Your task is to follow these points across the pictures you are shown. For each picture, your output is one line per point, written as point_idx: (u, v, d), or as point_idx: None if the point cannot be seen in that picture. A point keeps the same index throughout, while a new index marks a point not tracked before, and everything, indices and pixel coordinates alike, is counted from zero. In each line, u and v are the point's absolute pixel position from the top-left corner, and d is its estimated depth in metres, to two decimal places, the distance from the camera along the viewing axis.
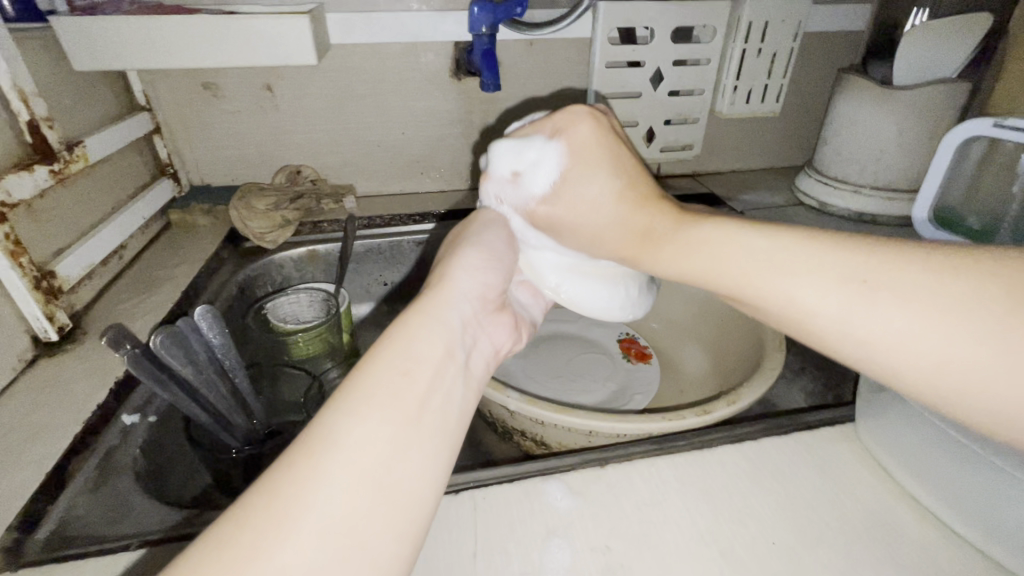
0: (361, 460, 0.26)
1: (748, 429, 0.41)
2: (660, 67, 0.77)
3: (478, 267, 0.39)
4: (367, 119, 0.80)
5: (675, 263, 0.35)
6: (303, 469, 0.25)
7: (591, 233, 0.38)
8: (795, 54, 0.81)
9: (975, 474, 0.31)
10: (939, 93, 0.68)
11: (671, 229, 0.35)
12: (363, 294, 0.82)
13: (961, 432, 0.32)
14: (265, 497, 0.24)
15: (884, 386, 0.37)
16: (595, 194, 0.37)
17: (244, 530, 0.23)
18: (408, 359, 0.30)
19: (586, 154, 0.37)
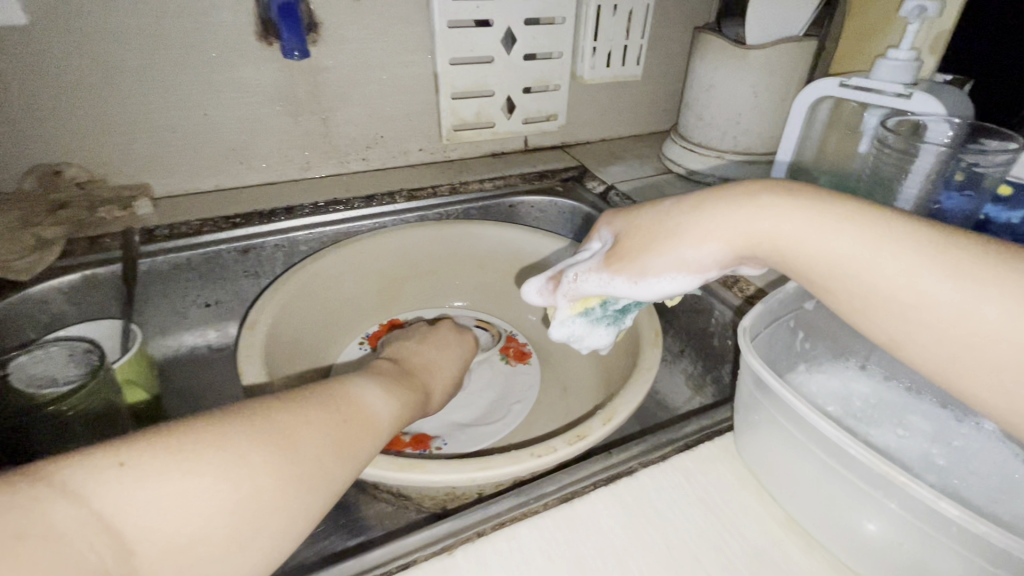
0: (374, 420, 0.35)
1: (622, 460, 0.35)
2: (510, 27, 0.68)
3: (446, 363, 0.51)
4: (150, 97, 0.61)
5: (818, 246, 0.26)
6: (343, 400, 0.34)
7: (691, 235, 0.30)
8: (652, 12, 0.75)
9: (853, 506, 0.28)
10: (788, 52, 0.66)
11: (774, 212, 0.28)
12: (178, 321, 0.65)
13: (838, 461, 0.28)
14: (341, 401, 0.34)
15: (757, 402, 0.32)
16: (669, 215, 0.32)
17: (329, 413, 0.32)
18: (411, 396, 0.41)
19: (630, 211, 0.36)
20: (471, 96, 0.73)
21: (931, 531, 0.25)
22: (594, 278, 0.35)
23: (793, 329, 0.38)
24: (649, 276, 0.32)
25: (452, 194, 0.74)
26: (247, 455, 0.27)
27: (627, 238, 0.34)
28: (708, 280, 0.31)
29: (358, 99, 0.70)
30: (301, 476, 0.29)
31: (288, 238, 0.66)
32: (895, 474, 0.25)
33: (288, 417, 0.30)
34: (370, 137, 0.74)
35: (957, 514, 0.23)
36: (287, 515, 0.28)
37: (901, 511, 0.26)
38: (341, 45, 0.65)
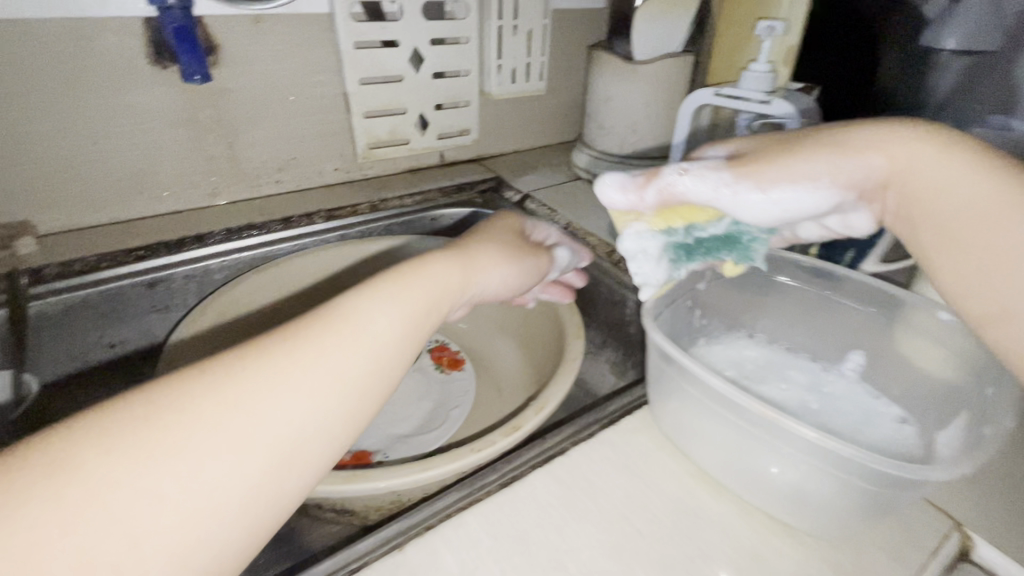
0: (366, 355, 0.29)
1: (555, 442, 0.38)
2: (417, 47, 0.70)
3: (500, 259, 0.42)
4: (29, 124, 0.57)
5: (957, 186, 0.32)
6: (335, 320, 0.29)
7: (838, 150, 0.34)
8: (550, 32, 0.80)
9: (744, 446, 0.33)
10: (672, 67, 0.74)
11: (936, 154, 0.33)
12: (73, 365, 0.59)
13: (729, 411, 0.33)
14: (274, 339, 0.28)
15: (662, 373, 0.37)
16: (832, 131, 0.35)
17: (234, 364, 0.26)
18: (444, 292, 0.35)
19: (762, 140, 0.39)
20: (383, 115, 0.74)
21: (806, 457, 0.30)
22: (707, 177, 0.36)
23: (691, 307, 0.44)
24: (781, 182, 0.35)
25: (372, 212, 0.74)
26: (122, 469, 0.21)
27: (760, 152, 0.37)
28: (832, 197, 0.35)
29: (266, 121, 0.69)
30: (168, 449, 0.22)
31: (202, 267, 0.63)
32: (769, 413, 0.30)
33: (199, 393, 0.24)
34: (281, 159, 0.73)
35: (814, 436, 0.29)
36: (207, 523, 0.22)
37: (776, 442, 0.31)
38: (243, 67, 0.64)
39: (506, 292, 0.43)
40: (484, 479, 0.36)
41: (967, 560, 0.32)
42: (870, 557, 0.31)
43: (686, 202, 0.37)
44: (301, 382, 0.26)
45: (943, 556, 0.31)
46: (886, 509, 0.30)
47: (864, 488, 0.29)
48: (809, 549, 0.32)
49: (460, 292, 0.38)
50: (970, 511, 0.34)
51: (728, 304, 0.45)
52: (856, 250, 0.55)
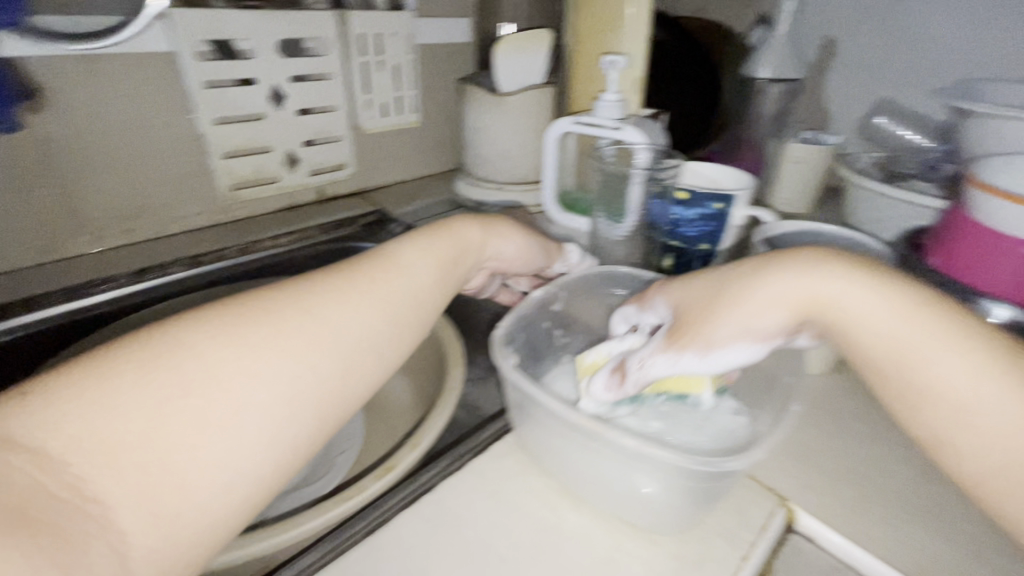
0: (405, 292, 0.38)
1: (425, 479, 0.38)
2: (277, 84, 0.69)
3: (514, 231, 0.51)
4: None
5: (880, 324, 0.32)
6: (381, 263, 0.38)
7: (754, 306, 0.34)
8: (417, 67, 0.82)
9: (590, 458, 0.35)
10: (535, 98, 0.79)
11: (847, 290, 0.33)
12: None
13: (571, 427, 0.35)
14: (341, 275, 0.36)
15: (517, 396, 0.38)
16: (755, 283, 0.34)
17: (314, 290, 0.34)
18: (462, 250, 0.45)
19: (691, 287, 0.39)
20: (245, 154, 0.71)
21: (636, 462, 0.33)
22: (661, 360, 0.37)
23: (550, 327, 0.49)
24: (717, 348, 0.35)
25: (242, 255, 0.70)
26: (224, 355, 0.28)
27: (693, 314, 0.37)
28: (767, 347, 0.35)
29: (109, 167, 0.63)
30: (272, 341, 0.30)
31: (74, 321, 0.58)
32: (598, 428, 0.32)
33: (286, 304, 0.32)
34: (133, 206, 0.67)
35: (634, 444, 0.31)
36: (282, 406, 0.29)
37: (608, 450, 0.33)
38: (73, 111, 0.59)
39: (517, 260, 0.52)
40: (349, 528, 0.35)
41: (792, 530, 0.37)
42: (709, 543, 0.34)
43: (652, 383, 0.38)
44: (360, 308, 0.35)
45: (772, 531, 0.35)
46: (710, 498, 0.33)
47: (687, 485, 0.32)
48: (658, 546, 0.34)
49: (478, 253, 0.48)
50: (794, 486, 0.38)
51: (586, 314, 0.52)
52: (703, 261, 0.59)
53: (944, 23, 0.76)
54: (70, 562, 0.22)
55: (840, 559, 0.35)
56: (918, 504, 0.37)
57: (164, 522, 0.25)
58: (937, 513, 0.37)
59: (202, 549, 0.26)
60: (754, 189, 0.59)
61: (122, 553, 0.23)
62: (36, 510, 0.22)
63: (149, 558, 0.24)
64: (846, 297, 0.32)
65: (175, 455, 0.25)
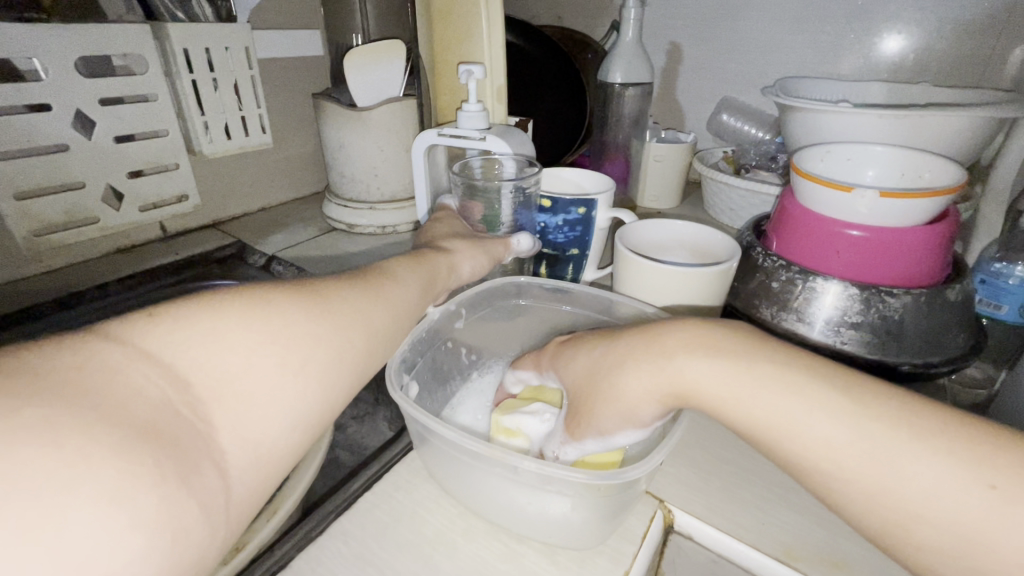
0: (411, 299, 0.38)
1: (281, 553, 0.33)
2: (81, 109, 0.59)
3: (484, 248, 0.50)
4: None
5: (741, 397, 0.30)
6: (398, 269, 0.39)
7: (629, 396, 0.33)
8: (259, 83, 0.74)
9: (486, 480, 0.33)
10: (399, 110, 0.75)
11: (705, 366, 0.31)
12: None
13: (467, 455, 0.32)
14: (371, 274, 0.37)
15: (414, 428, 0.35)
16: (628, 382, 0.33)
17: (355, 282, 0.35)
18: (439, 277, 0.43)
19: (577, 364, 0.38)
20: (48, 194, 0.59)
21: (534, 481, 0.31)
22: (570, 447, 0.37)
23: (454, 347, 0.47)
24: (610, 435, 0.35)
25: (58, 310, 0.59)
26: (292, 319, 0.29)
27: (580, 398, 0.36)
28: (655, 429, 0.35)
29: None
30: (328, 315, 0.31)
31: None
32: (497, 453, 0.31)
33: (337, 287, 0.33)
34: None
35: (535, 466, 0.30)
36: (334, 376, 0.30)
37: (500, 470, 0.32)
38: None
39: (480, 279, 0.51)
40: None
41: (673, 531, 0.37)
42: (590, 565, 0.32)
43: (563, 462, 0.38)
44: (394, 303, 0.36)
45: (651, 538, 0.34)
46: (618, 510, 0.32)
47: (593, 499, 0.31)
48: None
49: (450, 283, 0.45)
50: (673, 485, 0.38)
51: (489, 327, 0.50)
52: (575, 264, 0.61)
53: (763, 29, 0.84)
54: (188, 468, 0.22)
55: (717, 552, 0.35)
56: (785, 479, 0.39)
57: (253, 447, 0.25)
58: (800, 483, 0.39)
59: (268, 488, 0.27)
60: (615, 191, 0.61)
61: (223, 470, 0.24)
62: (162, 418, 0.22)
63: (234, 490, 0.24)
64: (703, 376, 0.31)
65: (260, 397, 0.26)
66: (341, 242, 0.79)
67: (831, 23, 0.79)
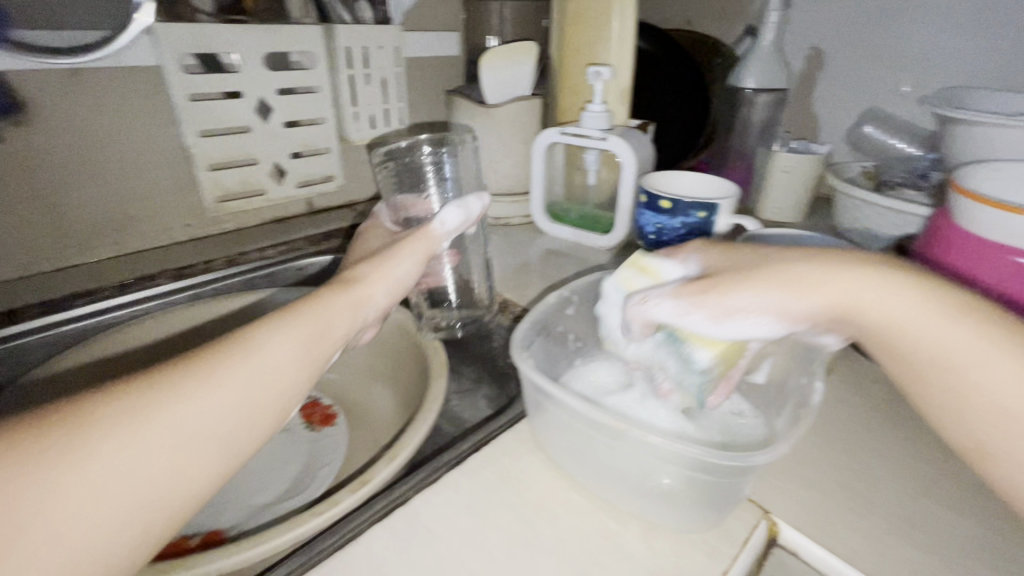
0: (245, 385, 0.30)
1: (400, 492, 0.37)
2: (264, 97, 0.69)
3: (398, 277, 0.44)
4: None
5: (927, 328, 0.31)
6: (230, 346, 0.31)
7: (796, 284, 0.35)
8: (403, 80, 0.82)
9: (599, 453, 0.35)
10: (524, 109, 0.79)
11: (890, 292, 0.33)
12: None
13: (588, 425, 0.34)
14: (186, 361, 0.30)
15: (534, 396, 0.37)
16: (790, 276, 0.35)
17: (147, 382, 0.28)
18: (330, 326, 0.37)
19: (725, 261, 0.40)
20: (231, 167, 0.71)
21: (644, 453, 0.33)
22: (669, 305, 0.37)
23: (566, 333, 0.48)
24: (734, 314, 0.35)
25: (228, 266, 0.70)
26: (18, 469, 0.23)
27: (716, 277, 0.37)
28: (793, 329, 0.36)
29: (94, 178, 0.63)
30: (81, 455, 0.24)
31: (55, 334, 0.58)
32: (623, 425, 0.32)
33: (106, 404, 0.26)
34: (118, 219, 0.66)
35: (660, 441, 0.31)
36: (114, 520, 0.24)
37: (617, 442, 0.33)
38: (57, 126, 0.58)
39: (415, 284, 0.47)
40: (324, 540, 0.34)
41: (776, 544, 0.36)
42: (688, 556, 0.33)
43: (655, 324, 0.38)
44: (208, 403, 0.28)
45: (753, 545, 0.34)
46: (726, 500, 0.33)
47: (708, 481, 0.31)
48: (634, 560, 0.33)
49: (352, 323, 0.39)
50: (779, 497, 0.37)
51: None
52: None
53: (926, 33, 0.77)
54: None
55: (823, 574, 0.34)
56: (911, 515, 0.36)
57: None
58: (928, 523, 0.35)
59: None
60: (739, 198, 0.59)
61: None
62: None
63: None
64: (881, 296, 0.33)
65: None
66: None
67: (1015, 28, 0.70)
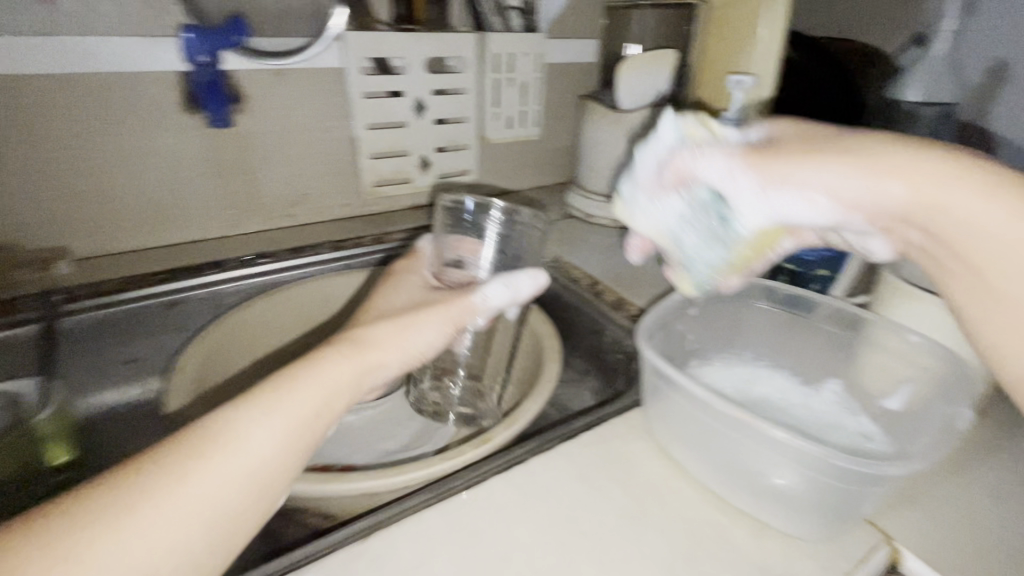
0: (209, 496, 0.29)
1: (519, 452, 0.41)
2: (420, 97, 0.78)
3: (407, 345, 0.40)
4: (27, 157, 0.61)
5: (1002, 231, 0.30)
6: (198, 447, 0.30)
7: (869, 165, 0.34)
8: (542, 84, 0.88)
9: (716, 444, 0.36)
10: (656, 115, 0.80)
11: (986, 194, 0.30)
12: (98, 378, 0.63)
13: (708, 414, 0.35)
14: (151, 468, 0.28)
15: (655, 382, 0.40)
16: (861, 155, 0.34)
17: (108, 499, 0.27)
18: (321, 405, 0.34)
19: (796, 137, 0.39)
20: (389, 156, 0.81)
21: (763, 449, 0.34)
22: (718, 165, 0.38)
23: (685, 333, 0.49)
24: (785, 186, 0.36)
25: (376, 244, 0.79)
26: None
27: (781, 146, 0.37)
28: (836, 215, 0.36)
29: (283, 160, 0.75)
30: None
31: (244, 284, 0.70)
32: (747, 417, 0.33)
33: (63, 531, 0.25)
34: (295, 195, 0.79)
35: (785, 436, 0.32)
36: None
37: (738, 434, 0.34)
38: (264, 115, 0.71)
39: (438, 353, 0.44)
40: (455, 479, 0.39)
41: (896, 572, 0.34)
42: (799, 561, 0.33)
43: (694, 181, 0.39)
44: (170, 523, 0.27)
45: (871, 565, 0.33)
46: (843, 510, 0.33)
47: (832, 484, 0.32)
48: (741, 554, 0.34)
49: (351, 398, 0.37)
50: (905, 527, 0.35)
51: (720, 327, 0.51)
52: (819, 285, 0.58)
53: None
54: None
55: None
56: None
57: None
58: None
59: None
60: None
61: None
62: None
63: None
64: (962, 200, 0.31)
65: None
66: (577, 228, 0.88)
67: None
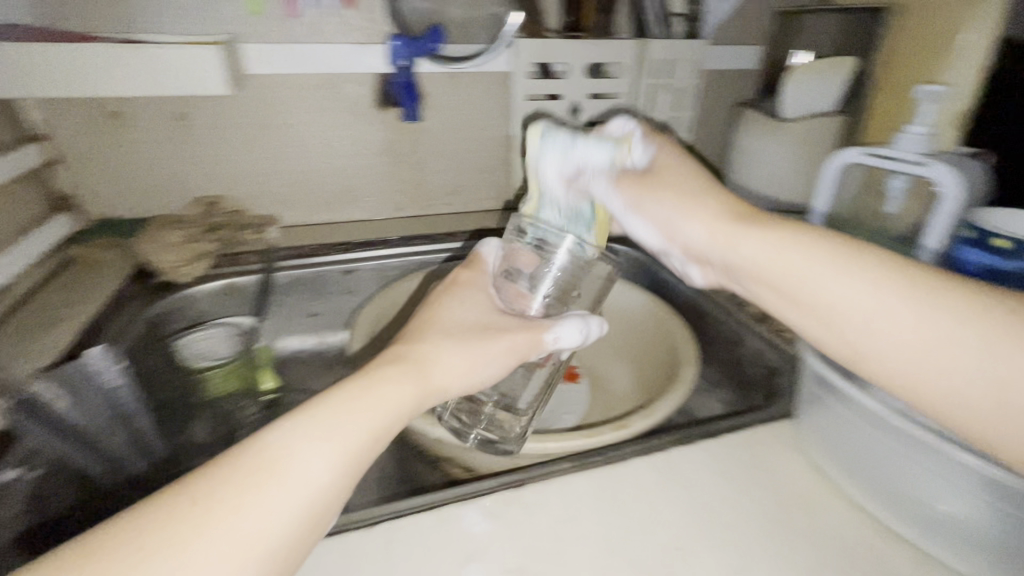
0: (270, 521, 0.26)
1: (660, 440, 0.43)
2: (576, 100, 0.81)
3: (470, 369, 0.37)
4: (260, 139, 0.76)
5: (841, 301, 0.32)
6: (257, 467, 0.27)
7: (696, 212, 0.40)
8: (698, 92, 0.88)
9: (884, 464, 0.35)
10: (821, 125, 0.77)
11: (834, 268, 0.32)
12: (290, 325, 0.76)
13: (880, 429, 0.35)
14: (215, 487, 0.26)
15: (818, 391, 0.39)
16: (698, 208, 0.40)
17: (169, 523, 0.25)
18: (376, 427, 0.31)
19: (666, 168, 0.44)
20: None
21: (941, 474, 0.32)
22: (602, 188, 0.46)
23: None
24: (636, 215, 0.44)
25: None
26: None
27: (649, 175, 0.43)
28: (668, 245, 0.44)
29: (448, 153, 0.84)
30: None
31: (406, 259, 0.79)
32: (929, 437, 0.32)
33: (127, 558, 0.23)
34: (454, 186, 0.87)
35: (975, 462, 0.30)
36: None
37: (914, 453, 0.33)
38: (438, 112, 0.80)
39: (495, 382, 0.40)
40: (599, 452, 0.42)
41: None
42: None
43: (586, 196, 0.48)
44: (231, 551, 0.25)
45: None
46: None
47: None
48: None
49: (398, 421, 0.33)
50: None
51: None
52: None
53: None
54: None
55: None
56: None
57: None
58: None
59: None
60: None
61: None
62: None
63: None
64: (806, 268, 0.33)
65: None
66: None
67: None
